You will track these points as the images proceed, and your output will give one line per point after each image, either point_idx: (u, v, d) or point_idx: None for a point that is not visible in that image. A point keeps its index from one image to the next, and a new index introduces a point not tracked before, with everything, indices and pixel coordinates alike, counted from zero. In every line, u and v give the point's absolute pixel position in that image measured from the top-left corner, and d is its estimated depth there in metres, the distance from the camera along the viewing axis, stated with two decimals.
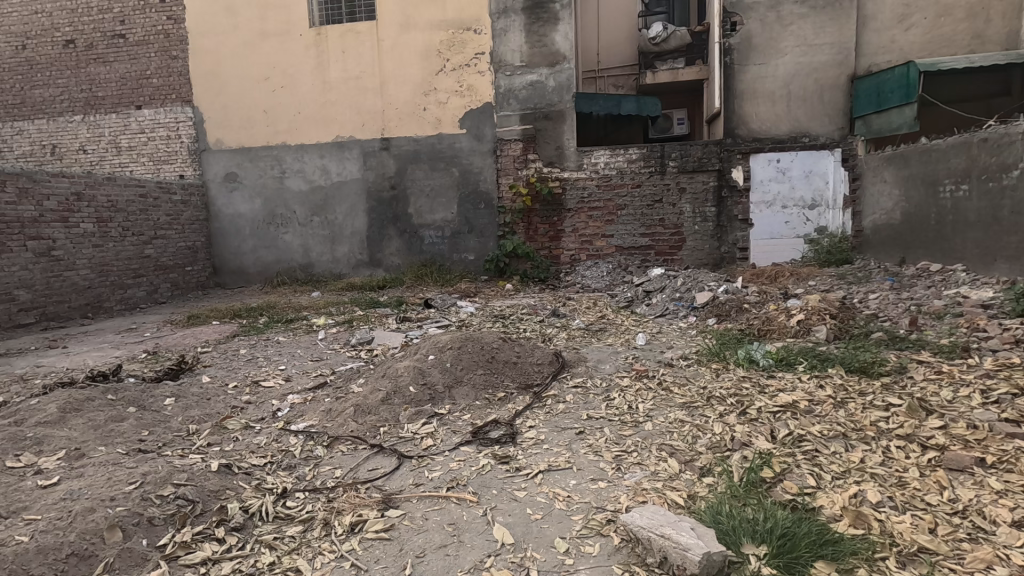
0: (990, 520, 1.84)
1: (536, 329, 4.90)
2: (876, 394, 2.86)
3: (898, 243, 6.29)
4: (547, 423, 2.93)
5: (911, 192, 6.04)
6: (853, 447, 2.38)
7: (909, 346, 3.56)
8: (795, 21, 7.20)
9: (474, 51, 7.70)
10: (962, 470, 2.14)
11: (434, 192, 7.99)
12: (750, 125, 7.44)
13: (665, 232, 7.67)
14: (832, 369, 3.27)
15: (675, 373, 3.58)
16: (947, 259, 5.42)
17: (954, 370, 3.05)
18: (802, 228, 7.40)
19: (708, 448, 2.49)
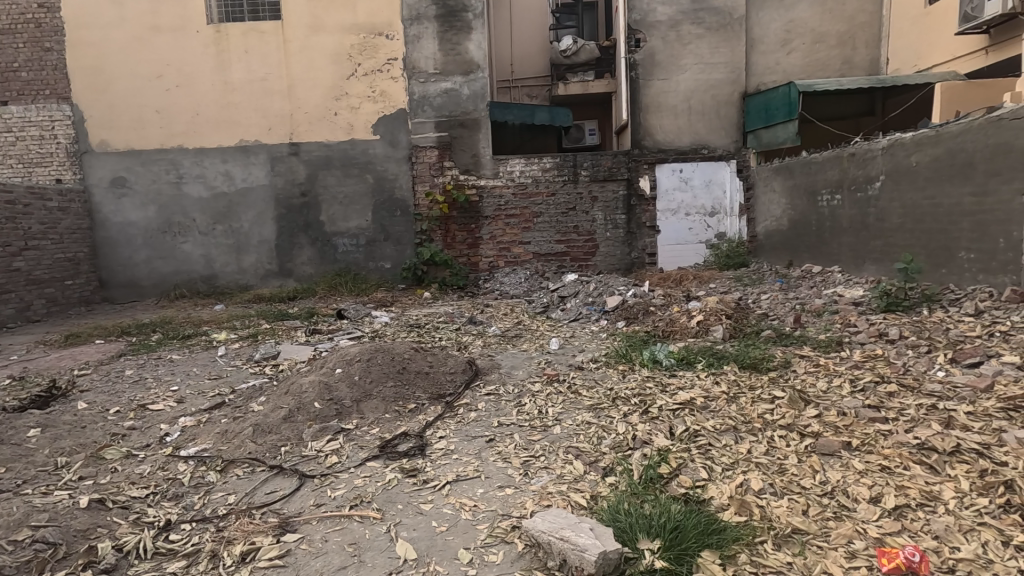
0: (853, 498, 2.02)
1: (451, 338, 4.88)
2: (763, 388, 3.09)
3: (787, 247, 6.86)
4: (457, 432, 2.91)
5: (795, 201, 6.61)
6: (742, 439, 2.55)
7: (793, 342, 3.88)
8: (693, 40, 7.70)
9: (386, 57, 7.58)
10: (832, 454, 2.35)
11: (347, 198, 7.75)
12: (656, 137, 7.86)
13: (580, 239, 7.90)
14: (727, 366, 3.50)
15: (585, 376, 3.69)
16: (827, 261, 5.97)
17: (830, 362, 3.36)
18: (704, 234, 7.89)
19: (612, 448, 2.57)
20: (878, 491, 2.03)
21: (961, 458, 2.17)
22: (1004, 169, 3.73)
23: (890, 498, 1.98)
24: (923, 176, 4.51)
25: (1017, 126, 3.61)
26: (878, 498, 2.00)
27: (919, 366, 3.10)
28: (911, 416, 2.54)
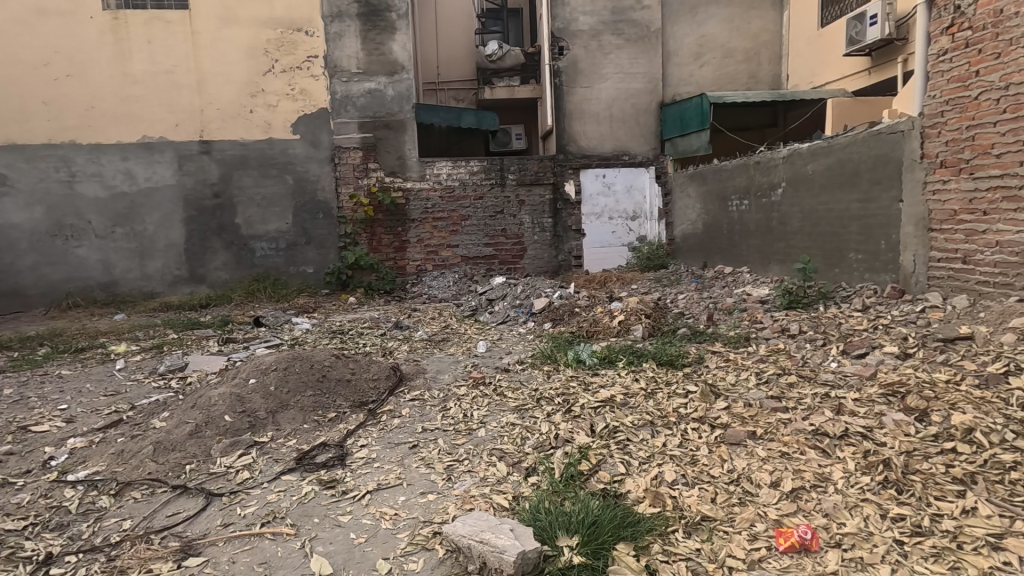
0: (756, 483, 2.15)
1: (376, 343, 4.76)
2: (678, 383, 3.25)
3: (702, 249, 7.24)
4: (380, 440, 2.84)
5: (708, 206, 6.99)
6: (658, 433, 2.66)
7: (706, 338, 4.10)
8: (613, 50, 7.99)
9: (306, 53, 7.30)
10: (738, 443, 2.49)
11: (265, 200, 7.38)
12: (580, 143, 8.08)
13: (508, 242, 7.97)
14: (646, 363, 3.64)
15: (511, 377, 3.71)
16: (737, 263, 6.36)
17: (738, 357, 3.58)
18: (626, 237, 8.19)
19: (535, 449, 2.60)
20: (777, 476, 2.17)
21: (849, 441, 2.35)
22: (884, 179, 4.12)
23: (787, 482, 2.12)
24: (818, 184, 4.90)
25: (893, 139, 3.99)
26: (777, 482, 2.14)
27: (815, 358, 3.37)
28: (807, 405, 2.74)
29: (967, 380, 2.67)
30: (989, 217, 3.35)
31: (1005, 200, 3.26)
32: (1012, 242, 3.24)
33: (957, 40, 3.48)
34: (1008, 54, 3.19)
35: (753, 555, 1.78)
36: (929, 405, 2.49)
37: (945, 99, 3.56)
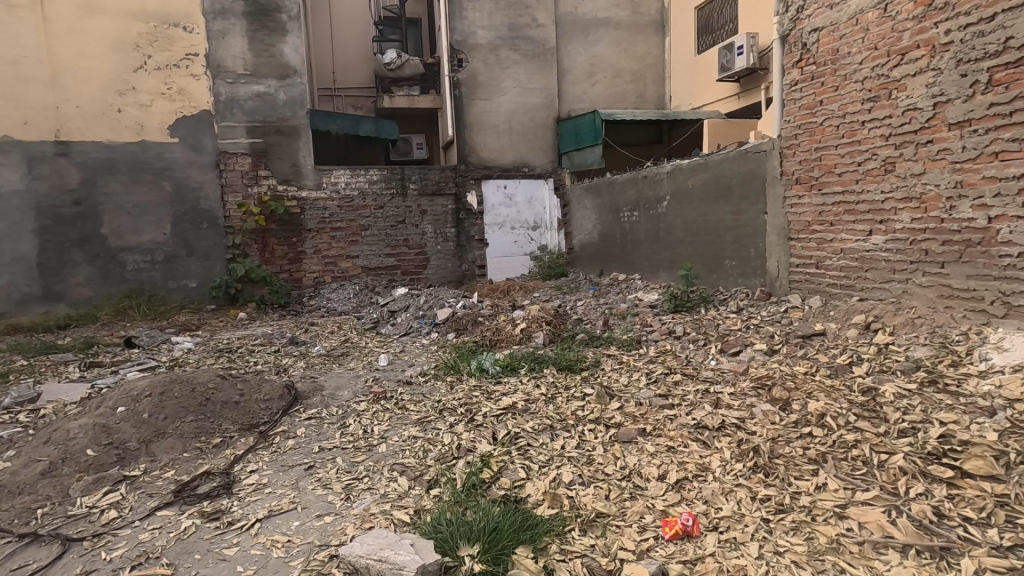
0: (645, 477, 2.30)
1: (268, 361, 4.48)
2: (576, 387, 3.38)
3: (598, 258, 7.60)
4: (272, 464, 2.67)
5: (603, 217, 7.36)
6: (557, 436, 2.75)
7: (602, 343, 4.31)
8: (511, 65, 8.21)
9: (184, 51, 6.76)
10: (630, 441, 2.64)
11: (138, 208, 6.70)
12: (480, 154, 8.19)
13: (410, 252, 7.87)
14: (546, 369, 3.75)
15: (413, 390, 3.65)
16: (630, 270, 6.75)
17: (630, 359, 3.80)
18: (528, 247, 8.41)
19: (437, 460, 2.59)
20: (664, 469, 2.34)
21: (725, 432, 2.58)
22: (752, 193, 4.58)
23: (673, 474, 2.29)
24: (697, 197, 5.34)
25: (759, 158, 4.46)
26: (664, 475, 2.30)
27: (697, 357, 3.66)
28: (689, 401, 2.96)
29: (820, 370, 3.04)
30: (835, 228, 3.82)
31: (846, 213, 3.74)
32: (852, 250, 3.72)
33: (805, 73, 3.96)
34: (843, 87, 3.67)
35: (642, 545, 1.89)
36: (790, 395, 2.79)
37: (798, 124, 4.04)
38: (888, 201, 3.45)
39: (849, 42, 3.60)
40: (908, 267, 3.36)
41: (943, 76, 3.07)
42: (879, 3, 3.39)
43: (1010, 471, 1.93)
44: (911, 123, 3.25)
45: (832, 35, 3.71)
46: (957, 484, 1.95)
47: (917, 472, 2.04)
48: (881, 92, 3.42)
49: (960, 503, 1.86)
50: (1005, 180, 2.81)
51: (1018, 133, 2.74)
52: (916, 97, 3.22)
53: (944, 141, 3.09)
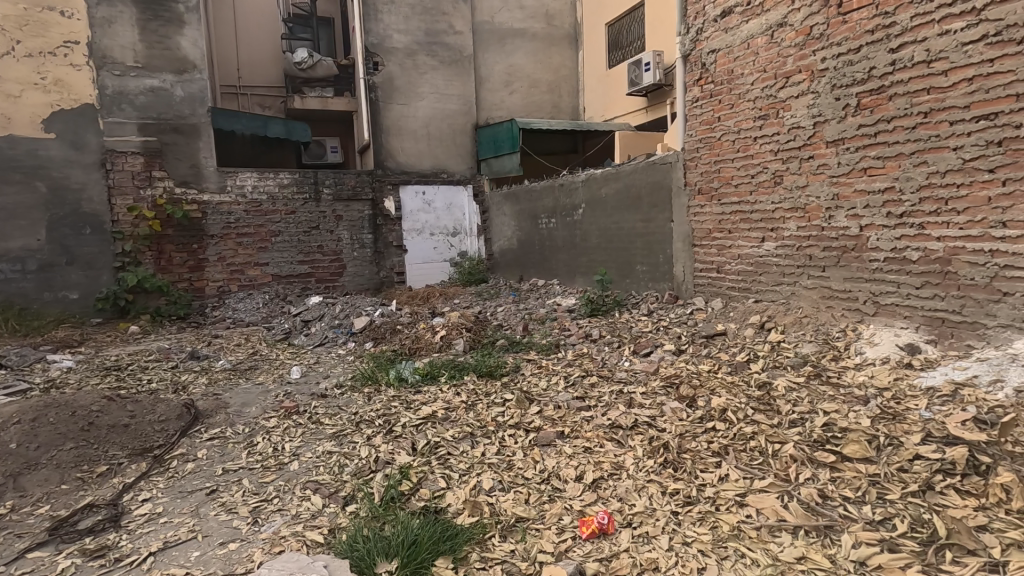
0: (563, 479, 2.35)
1: (164, 378, 4.12)
2: (496, 393, 3.39)
3: (517, 264, 7.70)
4: (168, 490, 2.46)
5: (521, 223, 7.48)
6: (477, 444, 2.75)
7: (521, 348, 4.36)
8: (428, 71, 8.16)
9: (62, 38, 6.08)
10: (549, 444, 2.69)
11: (5, 211, 5.93)
12: (398, 159, 8.05)
13: (324, 259, 7.57)
14: (466, 376, 3.74)
15: (328, 403, 3.50)
16: (549, 276, 6.90)
17: (549, 363, 3.89)
18: (448, 253, 8.35)
19: (353, 475, 2.50)
20: (581, 470, 2.40)
21: (637, 430, 2.69)
22: (659, 202, 4.84)
23: (589, 474, 2.35)
24: (610, 205, 5.56)
25: (665, 169, 4.72)
26: (581, 476, 2.36)
27: (612, 359, 3.80)
28: (605, 402, 3.07)
29: (723, 368, 3.26)
30: (733, 235, 4.13)
31: (742, 222, 4.04)
32: (748, 255, 4.03)
33: (704, 91, 4.24)
34: (738, 105, 3.97)
35: (561, 546, 1.93)
36: (696, 392, 2.97)
37: (699, 138, 4.32)
38: (778, 211, 3.77)
39: (742, 64, 3.90)
40: (796, 271, 3.69)
41: (821, 99, 3.40)
42: (766, 30, 3.70)
43: (880, 453, 2.16)
44: (796, 139, 3.58)
45: (728, 57, 4.01)
46: (838, 467, 2.15)
47: (804, 459, 2.23)
48: (770, 111, 3.73)
49: (840, 485, 2.05)
50: (873, 193, 3.16)
51: (882, 151, 3.09)
52: (799, 116, 3.54)
53: (823, 157, 3.42)
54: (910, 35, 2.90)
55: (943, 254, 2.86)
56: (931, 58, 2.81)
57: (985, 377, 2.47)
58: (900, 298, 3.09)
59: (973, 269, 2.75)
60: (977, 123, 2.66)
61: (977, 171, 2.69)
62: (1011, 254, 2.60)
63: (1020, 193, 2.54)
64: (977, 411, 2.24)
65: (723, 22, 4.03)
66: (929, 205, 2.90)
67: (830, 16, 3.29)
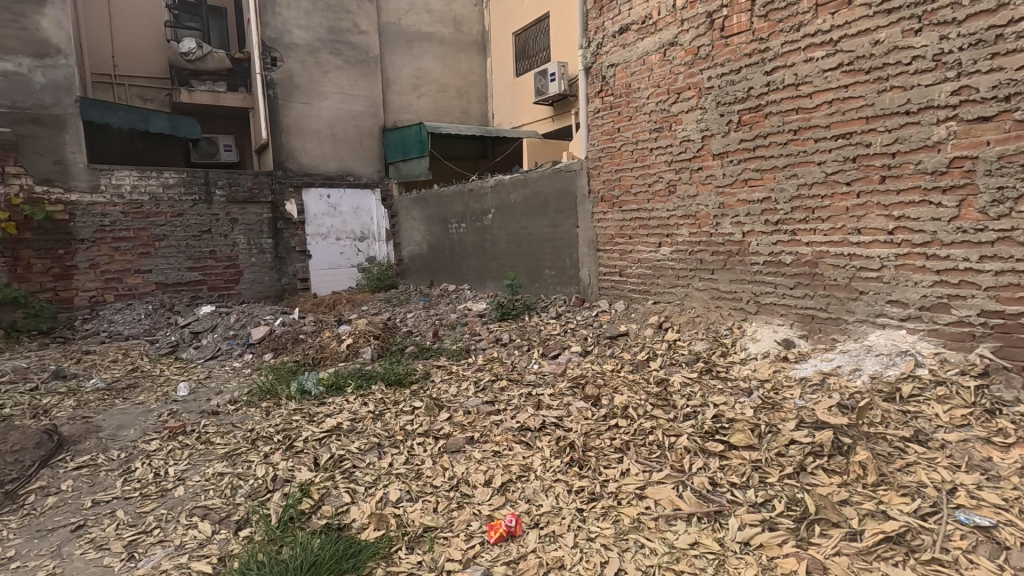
0: (472, 485, 2.34)
1: (21, 403, 3.61)
2: (405, 401, 3.32)
3: (427, 269, 7.60)
4: (23, 531, 2.16)
5: (431, 228, 7.40)
6: (385, 454, 2.68)
7: (431, 354, 4.30)
8: (332, 70, 7.87)
9: None
10: (459, 450, 2.67)
11: None
12: (300, 160, 7.67)
13: (217, 265, 7.04)
14: (374, 386, 3.62)
15: (220, 421, 3.24)
16: (459, 281, 6.89)
17: (459, 368, 3.86)
18: (355, 258, 8.13)
19: (247, 497, 2.33)
20: (490, 474, 2.40)
21: (545, 431, 2.75)
22: (565, 208, 4.99)
23: (498, 478, 2.36)
24: (518, 211, 5.65)
25: (570, 176, 4.87)
26: (490, 480, 2.36)
27: (521, 362, 3.86)
28: (514, 405, 3.10)
29: (625, 367, 3.41)
30: (633, 240, 4.34)
31: (641, 228, 4.27)
32: (646, 259, 4.26)
33: (605, 102, 4.44)
34: (635, 118, 4.20)
35: (469, 553, 1.91)
36: (600, 391, 3.08)
37: (601, 147, 4.52)
38: (672, 218, 4.01)
39: (638, 78, 4.13)
40: (689, 273, 3.94)
41: (707, 114, 3.67)
42: (659, 47, 3.93)
43: (762, 439, 2.35)
44: (687, 151, 3.83)
45: (625, 72, 4.23)
46: (726, 455, 2.31)
47: (697, 450, 2.38)
48: (664, 124, 3.98)
49: (728, 471, 2.21)
50: (753, 202, 3.46)
51: (760, 164, 3.39)
52: (689, 130, 3.80)
53: (710, 169, 3.69)
54: (781, 60, 3.21)
55: (811, 257, 3.19)
56: (799, 81, 3.12)
57: (846, 366, 2.79)
58: (777, 297, 3.40)
59: (835, 271, 3.08)
60: (837, 140, 2.99)
61: (836, 184, 3.02)
62: (865, 257, 2.94)
63: (871, 203, 2.89)
64: (840, 397, 2.52)
65: (621, 38, 4.24)
66: (800, 214, 3.21)
67: (714, 39, 3.56)
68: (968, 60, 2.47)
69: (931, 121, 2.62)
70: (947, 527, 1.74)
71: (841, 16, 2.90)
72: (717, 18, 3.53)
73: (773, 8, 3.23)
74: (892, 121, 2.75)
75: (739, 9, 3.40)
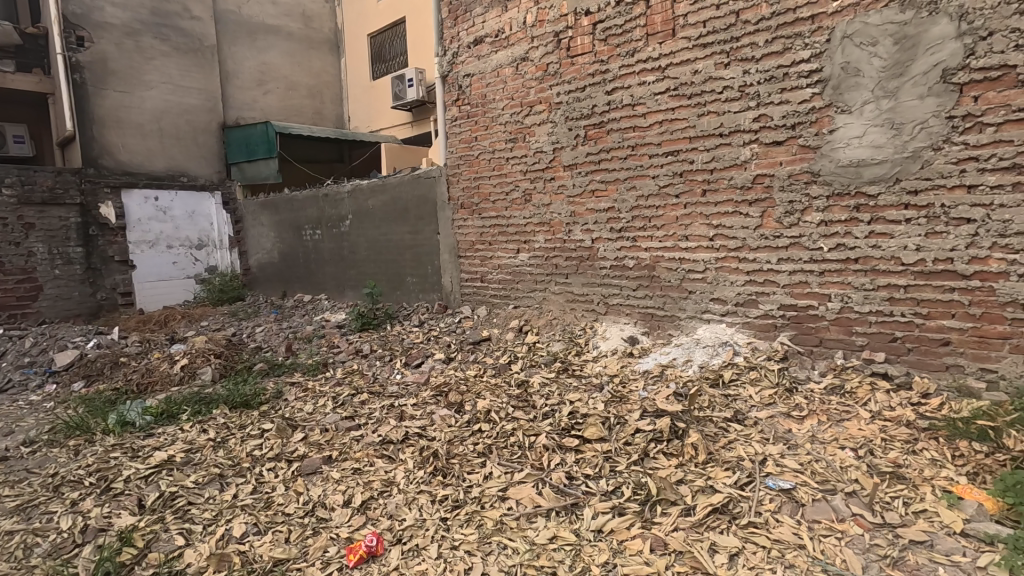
0: (330, 507, 2.20)
1: None
2: (253, 424, 3.03)
3: (278, 279, 7.05)
4: None
5: (281, 235, 6.88)
6: (228, 486, 2.42)
7: (284, 370, 3.97)
8: (157, 56, 6.97)
9: None
10: (315, 471, 2.50)
11: None
12: (118, 157, 6.65)
13: (7, 279, 5.82)
14: (215, 411, 3.25)
15: (10, 469, 2.68)
16: (316, 290, 6.50)
17: (316, 385, 3.62)
18: (192, 268, 7.34)
19: (47, 557, 1.95)
20: (349, 494, 2.28)
21: (408, 442, 2.68)
22: (426, 215, 4.95)
23: (358, 497, 2.25)
24: (378, 217, 5.47)
25: (429, 182, 4.84)
26: (349, 500, 2.24)
27: (383, 373, 3.73)
28: (376, 418, 2.99)
29: (487, 371, 3.47)
30: (492, 246, 4.45)
31: (499, 234, 4.38)
32: (505, 265, 4.39)
33: (462, 111, 4.49)
34: (491, 128, 4.31)
35: None
36: (463, 397, 3.09)
37: (459, 155, 4.57)
38: (528, 225, 4.18)
39: (493, 90, 4.24)
40: (545, 278, 4.13)
41: (557, 128, 3.88)
42: (512, 61, 4.07)
43: (611, 431, 2.53)
44: (540, 162, 4.02)
45: (481, 83, 4.32)
46: (580, 449, 2.45)
47: (555, 446, 2.49)
48: (518, 135, 4.13)
49: (583, 464, 2.34)
50: (599, 211, 3.73)
51: (605, 176, 3.67)
52: (541, 142, 3.99)
53: (561, 179, 3.92)
54: (619, 82, 3.51)
55: (649, 261, 3.52)
56: (635, 102, 3.44)
57: (680, 358, 3.13)
58: (622, 298, 3.70)
59: (670, 274, 3.44)
60: (667, 157, 3.34)
61: (667, 196, 3.37)
62: (692, 261, 3.32)
63: (695, 213, 3.26)
64: (675, 386, 2.82)
65: (475, 50, 4.33)
66: (640, 222, 3.53)
67: (561, 57, 3.78)
68: (765, 92, 2.91)
69: (739, 143, 3.03)
70: (759, 493, 2.02)
71: (667, 46, 3.25)
72: (563, 38, 3.76)
73: (611, 34, 3.51)
74: (710, 141, 3.14)
75: (582, 31, 3.65)
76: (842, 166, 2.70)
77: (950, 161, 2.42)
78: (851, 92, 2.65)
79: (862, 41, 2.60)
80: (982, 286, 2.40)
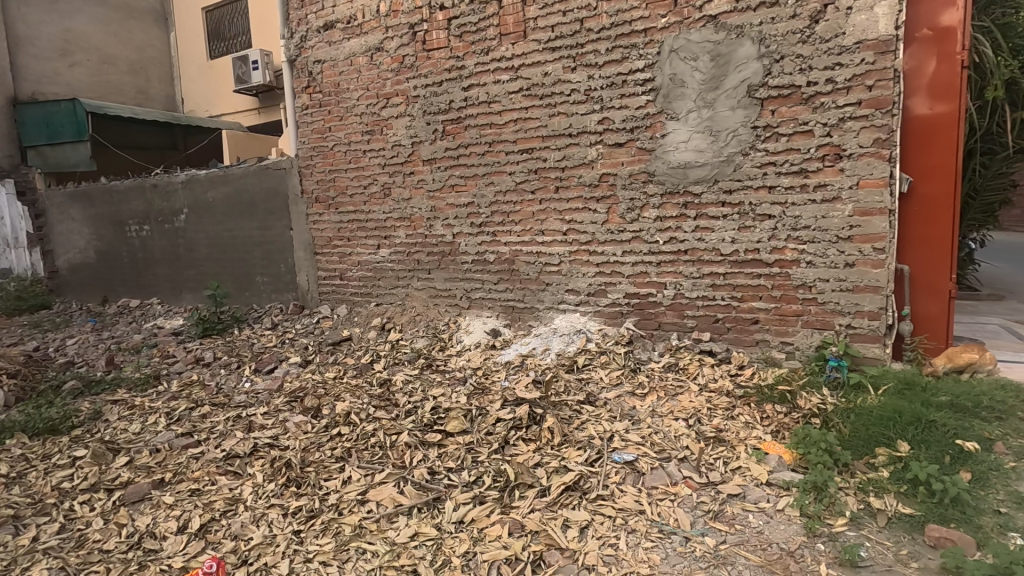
0: (161, 537, 1.96)
1: None
2: (60, 453, 2.59)
3: (97, 283, 6.09)
4: None
5: (98, 232, 5.94)
6: (25, 528, 2.05)
7: (104, 387, 3.44)
8: None
9: None
10: (142, 499, 2.20)
11: None
12: None
13: None
14: (8, 442, 2.72)
15: None
16: (146, 295, 5.72)
17: (145, 401, 3.18)
18: None
19: None
20: (185, 518, 2.05)
21: (257, 455, 2.48)
22: (276, 209, 4.58)
23: (196, 520, 2.03)
24: (219, 211, 4.96)
25: (279, 174, 4.49)
26: (185, 525, 2.02)
27: (229, 383, 3.40)
28: (219, 432, 2.71)
29: (348, 372, 3.33)
30: (351, 242, 4.27)
31: (358, 230, 4.22)
32: (365, 262, 4.24)
33: (313, 100, 4.24)
34: (346, 119, 4.12)
35: None
36: (320, 401, 2.93)
37: (312, 146, 4.31)
38: (388, 220, 4.07)
39: (346, 79, 4.05)
40: (407, 274, 4.06)
41: (415, 122, 3.83)
42: (366, 50, 3.93)
43: (473, 422, 2.57)
44: (397, 156, 3.94)
45: (333, 70, 4.10)
46: (442, 443, 2.45)
47: (417, 443, 2.46)
48: (374, 128, 4.00)
49: (445, 458, 2.35)
50: (459, 207, 3.75)
51: (463, 172, 3.70)
52: (399, 135, 3.91)
53: (420, 173, 3.87)
54: (475, 79, 3.55)
55: (508, 256, 3.62)
56: (490, 100, 3.51)
57: (538, 348, 3.28)
58: (484, 292, 3.76)
59: (527, 267, 3.57)
60: (522, 154, 3.45)
61: (523, 193, 3.50)
62: (548, 255, 3.48)
63: (549, 210, 3.43)
64: (534, 374, 2.95)
65: (326, 35, 4.10)
66: (498, 218, 3.61)
67: (417, 51, 3.73)
68: (607, 97, 3.13)
69: (585, 144, 3.24)
70: (606, 468, 2.18)
71: (519, 47, 3.36)
72: (418, 31, 3.70)
73: (466, 31, 3.53)
74: (560, 141, 3.31)
75: (437, 26, 3.63)
76: (673, 168, 3.01)
77: (755, 165, 2.81)
78: (678, 101, 2.96)
79: (685, 55, 2.91)
80: (781, 272, 2.82)
